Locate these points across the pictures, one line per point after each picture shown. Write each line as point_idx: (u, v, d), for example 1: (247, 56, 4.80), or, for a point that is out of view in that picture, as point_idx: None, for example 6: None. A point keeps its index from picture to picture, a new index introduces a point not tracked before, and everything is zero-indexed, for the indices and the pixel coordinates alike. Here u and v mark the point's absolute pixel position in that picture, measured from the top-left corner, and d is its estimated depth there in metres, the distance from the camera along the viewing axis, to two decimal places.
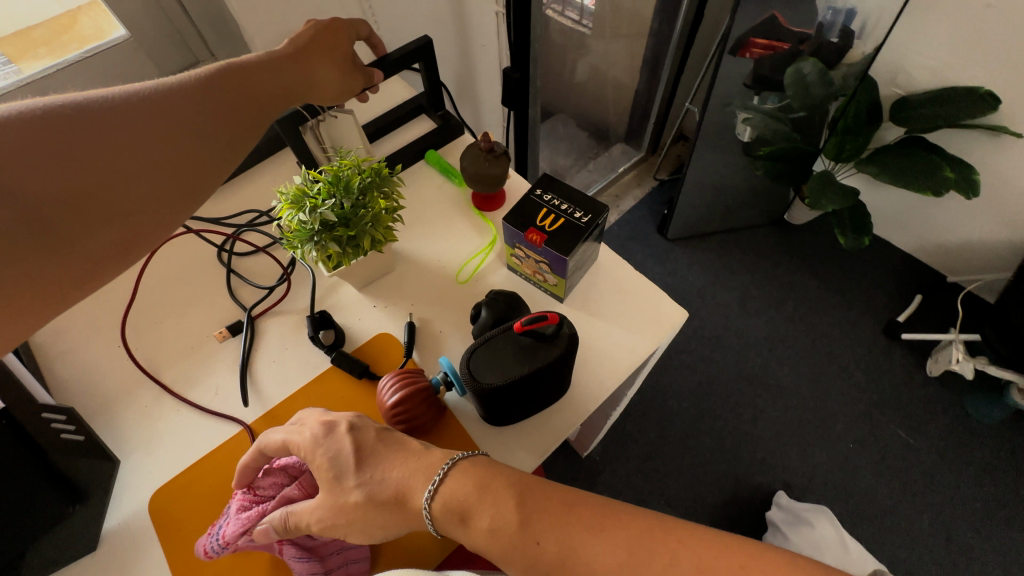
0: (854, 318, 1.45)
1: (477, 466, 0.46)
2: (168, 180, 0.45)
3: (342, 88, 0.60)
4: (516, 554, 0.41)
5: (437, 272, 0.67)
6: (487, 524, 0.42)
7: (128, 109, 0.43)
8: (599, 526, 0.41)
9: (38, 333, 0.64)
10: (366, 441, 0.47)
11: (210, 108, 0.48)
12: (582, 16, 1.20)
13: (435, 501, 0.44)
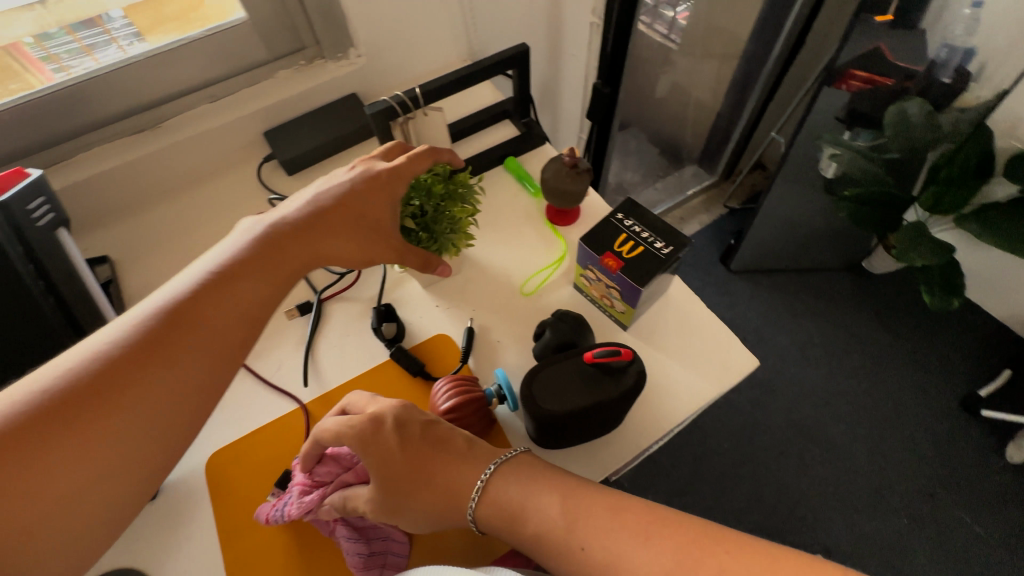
0: (927, 385, 1.33)
1: (518, 468, 0.46)
2: (170, 417, 0.39)
3: (374, 247, 0.52)
4: (561, 554, 0.41)
5: (503, 282, 0.66)
6: (531, 527, 0.43)
7: (121, 355, 0.39)
8: (644, 532, 0.40)
9: (128, 286, 0.69)
10: (411, 442, 0.47)
11: (212, 322, 0.42)
12: (672, 30, 1.17)
13: (480, 508, 0.45)
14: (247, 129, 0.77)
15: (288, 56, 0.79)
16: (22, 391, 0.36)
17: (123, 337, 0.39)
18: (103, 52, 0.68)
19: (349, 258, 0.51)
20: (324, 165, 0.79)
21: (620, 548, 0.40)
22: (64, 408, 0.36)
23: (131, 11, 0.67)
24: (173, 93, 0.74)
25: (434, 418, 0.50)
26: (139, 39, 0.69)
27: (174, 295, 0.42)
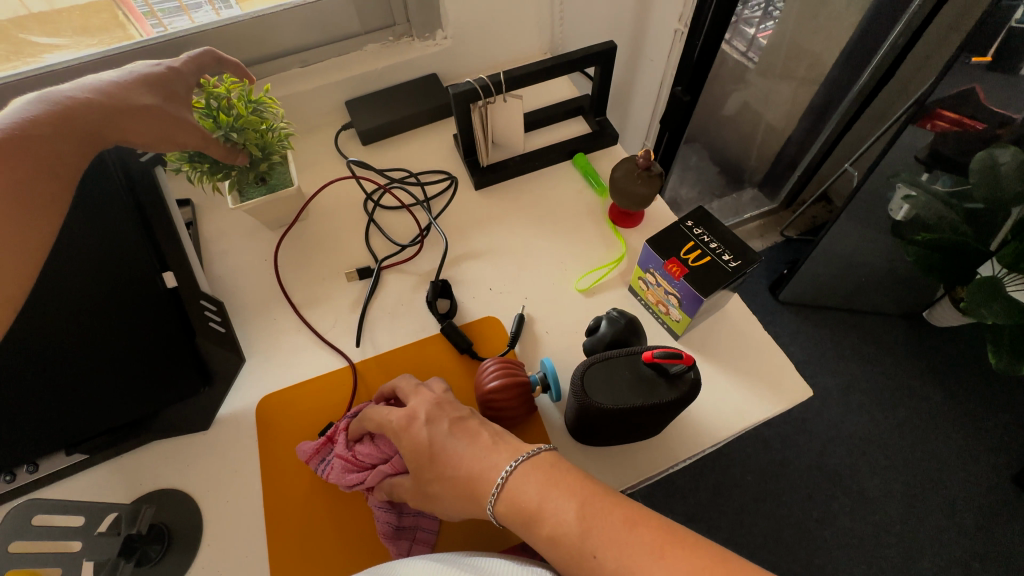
0: (978, 450, 1.25)
1: (544, 468, 0.44)
2: (9, 213, 0.45)
3: (181, 131, 0.57)
4: (574, 566, 0.40)
5: (558, 276, 0.66)
6: (544, 529, 0.41)
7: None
8: (659, 555, 0.38)
9: (205, 230, 0.73)
10: (438, 436, 0.47)
11: (11, 147, 0.46)
12: (750, 48, 1.15)
13: (499, 503, 0.44)
14: (332, 96, 0.81)
15: (379, 31, 0.81)
16: None
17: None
18: (198, 12, 0.71)
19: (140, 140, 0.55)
20: (400, 139, 0.82)
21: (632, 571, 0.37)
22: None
23: None
24: (269, 54, 0.77)
25: (462, 412, 0.50)
26: (234, 5, 0.71)
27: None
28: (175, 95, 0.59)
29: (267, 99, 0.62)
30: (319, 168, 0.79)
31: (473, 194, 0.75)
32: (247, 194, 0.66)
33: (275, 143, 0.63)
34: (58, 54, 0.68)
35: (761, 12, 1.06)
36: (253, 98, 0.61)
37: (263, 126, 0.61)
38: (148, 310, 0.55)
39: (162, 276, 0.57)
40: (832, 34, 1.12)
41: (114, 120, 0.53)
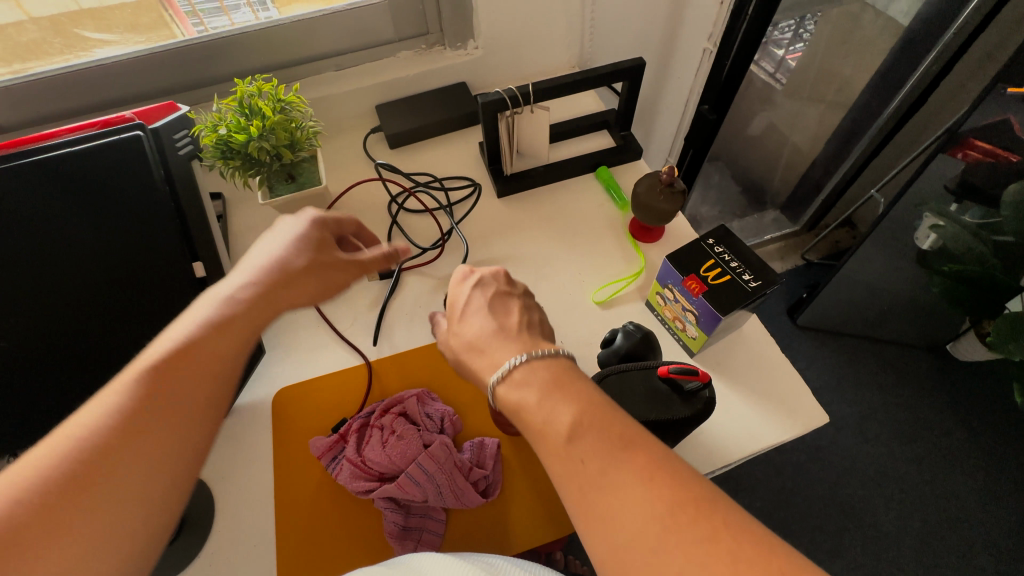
0: (999, 491, 1.20)
1: (552, 368, 0.42)
2: (174, 415, 0.37)
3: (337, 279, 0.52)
4: (556, 467, 0.37)
5: (575, 287, 0.67)
6: (540, 421, 0.39)
7: (112, 425, 0.35)
8: (650, 498, 0.33)
9: (235, 223, 0.75)
10: (478, 301, 0.50)
11: (189, 357, 0.39)
12: (779, 70, 1.14)
13: (500, 384, 0.42)
14: (364, 100, 0.83)
15: (413, 39, 0.82)
16: (109, 402, 0.36)
17: (93, 414, 0.35)
18: (237, 13, 0.73)
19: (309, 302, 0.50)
20: (426, 145, 0.83)
21: (611, 498, 0.34)
22: (63, 493, 0.31)
23: None
24: (306, 57, 0.79)
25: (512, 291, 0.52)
26: (272, 7, 0.74)
27: (143, 355, 0.38)
28: (325, 241, 0.53)
29: (296, 99, 0.65)
30: (347, 169, 0.81)
31: (495, 202, 0.76)
32: (277, 191, 0.68)
33: (304, 141, 0.66)
34: (108, 49, 0.71)
35: (791, 35, 1.04)
36: (281, 99, 0.64)
37: (291, 124, 0.64)
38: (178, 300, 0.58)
39: (192, 267, 0.59)
40: (864, 59, 1.10)
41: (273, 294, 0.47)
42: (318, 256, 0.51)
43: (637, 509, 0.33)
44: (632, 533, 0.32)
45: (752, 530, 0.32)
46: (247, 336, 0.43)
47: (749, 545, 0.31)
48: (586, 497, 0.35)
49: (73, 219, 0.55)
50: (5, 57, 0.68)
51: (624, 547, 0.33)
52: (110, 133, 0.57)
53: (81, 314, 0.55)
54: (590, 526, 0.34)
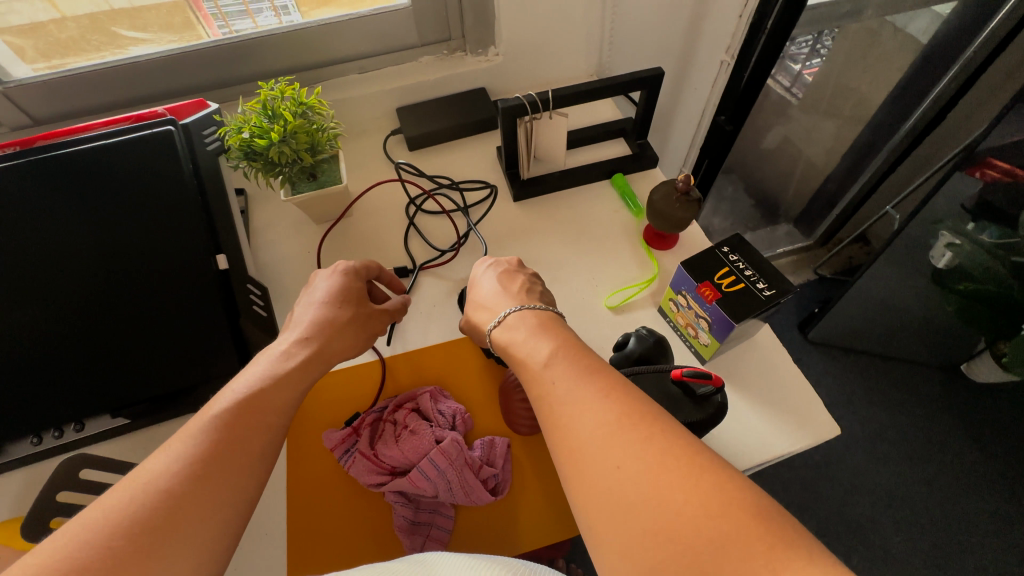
0: (1013, 516, 1.18)
1: (541, 318, 0.46)
2: (235, 462, 0.39)
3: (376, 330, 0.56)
4: (531, 386, 0.41)
5: (588, 292, 0.68)
6: (526, 349, 0.43)
7: (185, 472, 0.36)
8: (603, 409, 0.35)
9: (257, 219, 0.77)
10: (490, 272, 0.56)
11: (251, 407, 0.42)
12: (795, 83, 1.14)
13: (494, 329, 0.48)
14: (385, 103, 0.85)
15: (435, 44, 0.84)
16: (177, 447, 0.38)
17: (165, 461, 0.37)
18: (261, 16, 0.74)
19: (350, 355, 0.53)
20: (445, 148, 0.85)
21: (570, 407, 0.36)
22: (137, 539, 0.32)
23: None
24: (330, 60, 0.81)
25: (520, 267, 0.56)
26: (297, 10, 0.75)
27: (212, 406, 0.41)
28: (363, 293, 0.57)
29: (318, 102, 0.66)
30: (366, 170, 0.83)
31: (511, 205, 0.77)
32: (298, 188, 0.69)
33: (325, 143, 0.67)
34: (142, 46, 0.74)
35: (808, 50, 1.04)
36: (302, 103, 0.65)
37: (312, 127, 0.65)
38: (199, 290, 0.59)
39: (216, 258, 0.59)
40: (882, 75, 1.10)
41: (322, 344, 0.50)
42: (364, 310, 0.55)
43: (589, 416, 0.35)
44: (579, 434, 0.34)
45: (701, 451, 0.32)
46: (297, 391, 0.46)
47: (694, 460, 0.31)
48: (550, 409, 0.38)
49: (104, 210, 0.57)
50: (45, 53, 0.71)
51: (573, 449, 0.35)
52: (142, 127, 0.59)
53: (110, 301, 0.57)
54: (550, 432, 0.37)
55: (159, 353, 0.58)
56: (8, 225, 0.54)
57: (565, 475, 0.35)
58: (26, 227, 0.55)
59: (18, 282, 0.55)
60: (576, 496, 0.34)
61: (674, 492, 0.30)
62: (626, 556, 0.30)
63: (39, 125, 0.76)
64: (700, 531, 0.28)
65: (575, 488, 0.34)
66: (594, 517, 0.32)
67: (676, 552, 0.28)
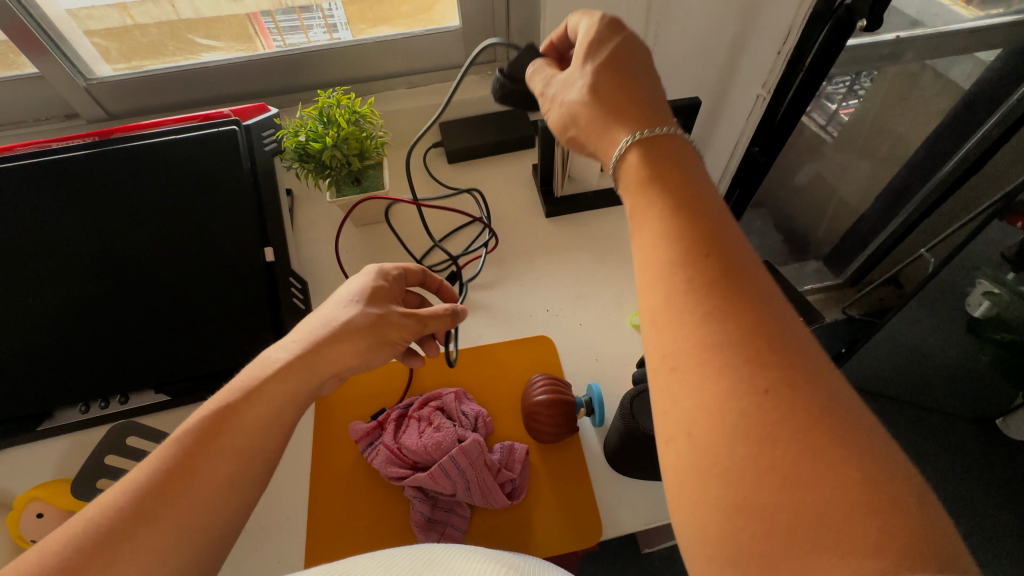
0: None
1: (689, 159, 0.35)
2: (186, 497, 0.35)
3: (393, 338, 0.49)
4: (643, 263, 0.32)
5: (613, 310, 0.69)
6: (644, 218, 0.33)
7: (127, 509, 0.34)
8: (744, 330, 0.26)
9: (301, 218, 0.81)
10: (615, 59, 0.41)
11: (220, 432, 0.38)
12: (831, 122, 1.14)
13: (629, 151, 0.36)
14: (429, 117, 0.89)
15: (481, 65, 0.88)
16: (135, 476, 0.36)
17: (115, 494, 0.35)
18: (314, 31, 0.80)
19: (357, 365, 0.47)
20: (482, 163, 0.88)
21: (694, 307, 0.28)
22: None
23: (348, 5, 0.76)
24: (381, 75, 0.86)
25: (640, 74, 0.41)
26: (346, 29, 0.80)
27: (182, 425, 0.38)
28: (382, 292, 0.51)
29: (370, 112, 0.70)
30: (407, 179, 0.87)
31: (543, 221, 0.79)
32: (343, 192, 0.73)
33: (372, 150, 0.71)
34: (213, 53, 0.80)
35: (844, 90, 1.03)
36: (356, 112, 0.69)
37: (363, 134, 0.69)
38: (246, 279, 0.62)
39: (263, 250, 0.63)
40: (920, 120, 1.10)
41: (318, 355, 0.44)
42: (383, 314, 0.48)
43: (723, 328, 0.27)
44: (704, 345, 0.27)
45: (860, 424, 0.24)
46: (285, 412, 0.42)
47: (847, 435, 0.23)
48: (661, 299, 0.29)
49: (164, 198, 0.61)
50: (127, 55, 0.78)
51: (686, 355, 0.27)
52: (209, 126, 0.64)
53: (165, 282, 0.61)
54: (656, 324, 0.29)
55: (206, 333, 0.61)
56: (82, 207, 0.59)
57: (664, 376, 0.28)
58: (94, 209, 0.59)
59: (87, 258, 0.59)
60: (673, 400, 0.27)
61: (806, 459, 0.23)
62: (713, 490, 0.24)
63: (114, 119, 0.82)
64: (824, 512, 0.22)
65: (672, 395, 0.27)
66: (688, 431, 0.26)
67: (779, 519, 0.22)
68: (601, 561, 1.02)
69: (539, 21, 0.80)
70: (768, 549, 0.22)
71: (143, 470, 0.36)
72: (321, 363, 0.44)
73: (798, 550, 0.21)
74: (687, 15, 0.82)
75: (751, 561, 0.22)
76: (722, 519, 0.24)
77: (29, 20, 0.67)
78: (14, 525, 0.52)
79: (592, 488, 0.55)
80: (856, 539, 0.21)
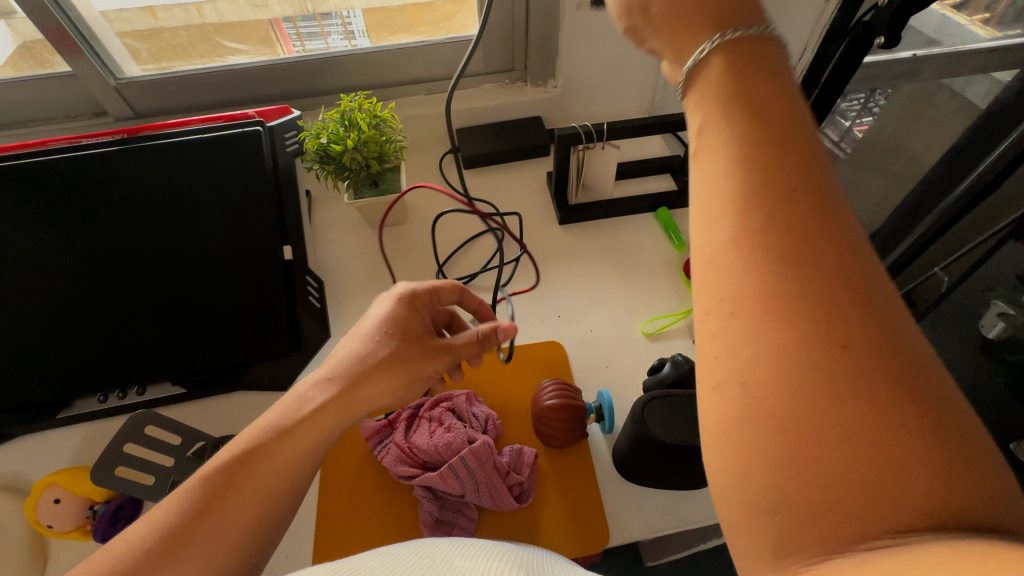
0: None
1: (781, 72, 0.28)
2: (214, 534, 0.37)
3: (422, 371, 0.48)
4: (703, 193, 0.27)
5: (625, 318, 0.69)
6: (714, 146, 0.27)
7: (154, 549, 0.36)
8: (825, 280, 0.23)
9: (319, 219, 0.82)
10: None
11: (248, 470, 0.40)
12: (845, 137, 0.96)
13: (712, 56, 0.28)
14: (447, 123, 0.90)
15: (499, 73, 0.89)
16: (168, 509, 0.38)
17: (142, 532, 0.37)
18: (334, 38, 0.82)
19: (392, 402, 0.47)
20: (497, 169, 0.89)
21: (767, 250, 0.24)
22: None
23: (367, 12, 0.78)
24: (401, 81, 0.88)
25: None
26: (366, 36, 0.82)
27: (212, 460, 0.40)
28: (410, 324, 0.49)
29: (389, 117, 0.72)
30: (423, 184, 0.88)
31: (556, 228, 0.80)
32: (360, 194, 0.74)
33: (390, 154, 0.72)
34: (239, 56, 0.82)
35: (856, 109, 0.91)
36: (377, 116, 0.70)
37: (382, 138, 0.70)
38: (265, 277, 0.63)
39: (282, 249, 0.64)
40: (936, 137, 0.98)
41: (350, 395, 0.44)
42: (409, 351, 0.47)
43: (799, 283, 0.23)
44: (776, 302, 0.23)
45: (937, 389, 0.22)
46: (313, 450, 0.43)
47: (922, 398, 0.21)
48: (725, 234, 0.25)
49: (185, 194, 0.62)
50: (156, 56, 0.80)
51: (752, 298, 0.23)
52: (233, 126, 0.65)
53: (187, 278, 0.62)
54: (718, 264, 0.25)
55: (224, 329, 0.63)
56: (107, 201, 0.60)
57: (720, 320, 0.24)
58: (119, 204, 0.61)
59: (114, 251, 0.61)
60: (729, 346, 0.24)
61: (880, 423, 0.21)
62: (768, 441, 0.22)
63: (140, 117, 0.85)
64: (881, 478, 0.20)
65: (728, 340, 0.24)
66: (746, 380, 0.23)
67: (838, 476, 0.21)
68: (602, 572, 1.01)
69: (557, 32, 0.81)
70: (817, 501, 0.21)
71: (174, 503, 0.38)
72: (354, 403, 0.44)
73: (849, 503, 0.21)
74: None
75: (794, 510, 0.21)
76: (774, 469, 0.22)
77: (65, 20, 0.70)
78: (32, 510, 0.53)
79: (599, 493, 0.55)
80: (893, 515, 0.20)
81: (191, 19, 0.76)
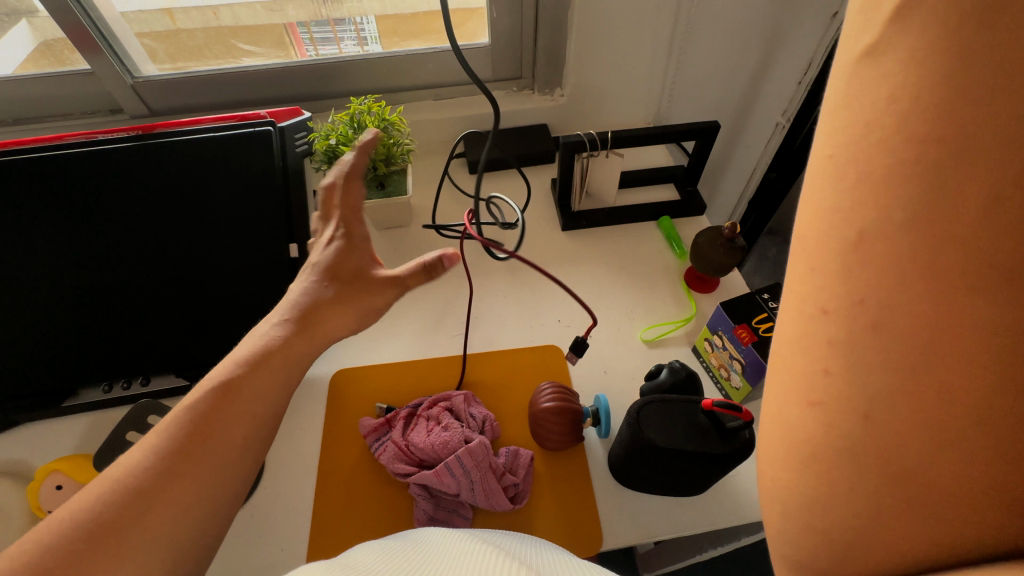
0: None
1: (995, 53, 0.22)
2: (202, 451, 0.40)
3: (374, 302, 0.51)
4: (841, 190, 0.25)
5: (624, 324, 0.70)
6: (895, 110, 0.23)
7: (155, 467, 0.39)
8: (974, 324, 0.22)
9: None
10: None
11: (232, 395, 0.43)
12: None
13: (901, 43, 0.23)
14: (455, 129, 0.92)
15: (506, 80, 0.91)
16: (157, 435, 0.40)
17: (141, 455, 0.39)
18: (347, 43, 0.84)
19: (356, 326, 0.51)
20: (503, 175, 0.91)
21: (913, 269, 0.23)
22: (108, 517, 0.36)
23: (381, 19, 0.81)
24: (410, 86, 0.90)
25: None
26: (378, 43, 0.84)
27: (195, 389, 0.43)
28: (344, 260, 0.50)
29: (398, 120, 0.73)
30: (430, 187, 0.89)
31: (560, 234, 0.81)
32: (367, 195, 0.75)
33: (398, 157, 0.73)
34: (253, 59, 0.84)
35: None
36: (385, 119, 0.71)
37: (390, 141, 0.71)
38: (273, 274, 0.65)
39: (288, 246, 0.65)
40: None
41: (311, 323, 0.48)
42: (347, 288, 0.50)
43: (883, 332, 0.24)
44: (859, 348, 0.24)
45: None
46: (289, 375, 0.47)
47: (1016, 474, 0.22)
48: (873, 236, 0.24)
49: (194, 188, 0.63)
50: (172, 56, 0.82)
51: (894, 324, 0.23)
52: (246, 125, 0.67)
53: (195, 271, 0.63)
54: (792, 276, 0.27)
55: (231, 322, 0.64)
56: (118, 193, 0.61)
57: (853, 331, 0.24)
58: (129, 196, 0.62)
59: (126, 244, 0.62)
60: (854, 361, 0.24)
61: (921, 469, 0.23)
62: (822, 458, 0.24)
63: (154, 115, 0.86)
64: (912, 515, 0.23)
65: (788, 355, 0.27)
66: (846, 406, 0.24)
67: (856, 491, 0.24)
68: None
69: (565, 41, 0.82)
70: (854, 522, 0.24)
71: (161, 429, 0.41)
72: (322, 332, 0.49)
73: (886, 533, 0.24)
74: (710, 40, 0.85)
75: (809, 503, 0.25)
76: (839, 491, 0.24)
77: (86, 20, 0.72)
78: (34, 494, 0.54)
79: (593, 497, 0.55)
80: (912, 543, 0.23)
81: (208, 21, 0.78)
